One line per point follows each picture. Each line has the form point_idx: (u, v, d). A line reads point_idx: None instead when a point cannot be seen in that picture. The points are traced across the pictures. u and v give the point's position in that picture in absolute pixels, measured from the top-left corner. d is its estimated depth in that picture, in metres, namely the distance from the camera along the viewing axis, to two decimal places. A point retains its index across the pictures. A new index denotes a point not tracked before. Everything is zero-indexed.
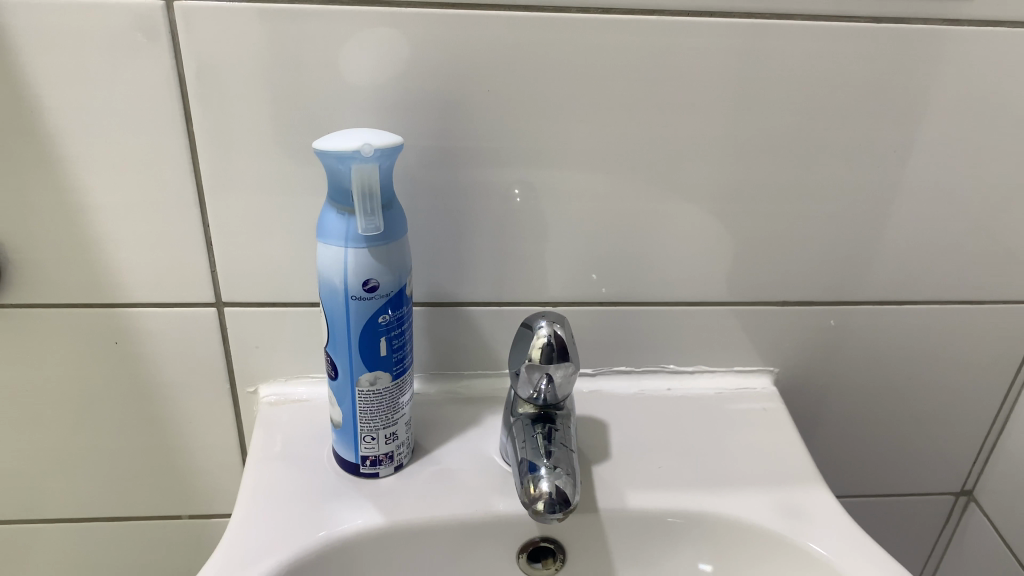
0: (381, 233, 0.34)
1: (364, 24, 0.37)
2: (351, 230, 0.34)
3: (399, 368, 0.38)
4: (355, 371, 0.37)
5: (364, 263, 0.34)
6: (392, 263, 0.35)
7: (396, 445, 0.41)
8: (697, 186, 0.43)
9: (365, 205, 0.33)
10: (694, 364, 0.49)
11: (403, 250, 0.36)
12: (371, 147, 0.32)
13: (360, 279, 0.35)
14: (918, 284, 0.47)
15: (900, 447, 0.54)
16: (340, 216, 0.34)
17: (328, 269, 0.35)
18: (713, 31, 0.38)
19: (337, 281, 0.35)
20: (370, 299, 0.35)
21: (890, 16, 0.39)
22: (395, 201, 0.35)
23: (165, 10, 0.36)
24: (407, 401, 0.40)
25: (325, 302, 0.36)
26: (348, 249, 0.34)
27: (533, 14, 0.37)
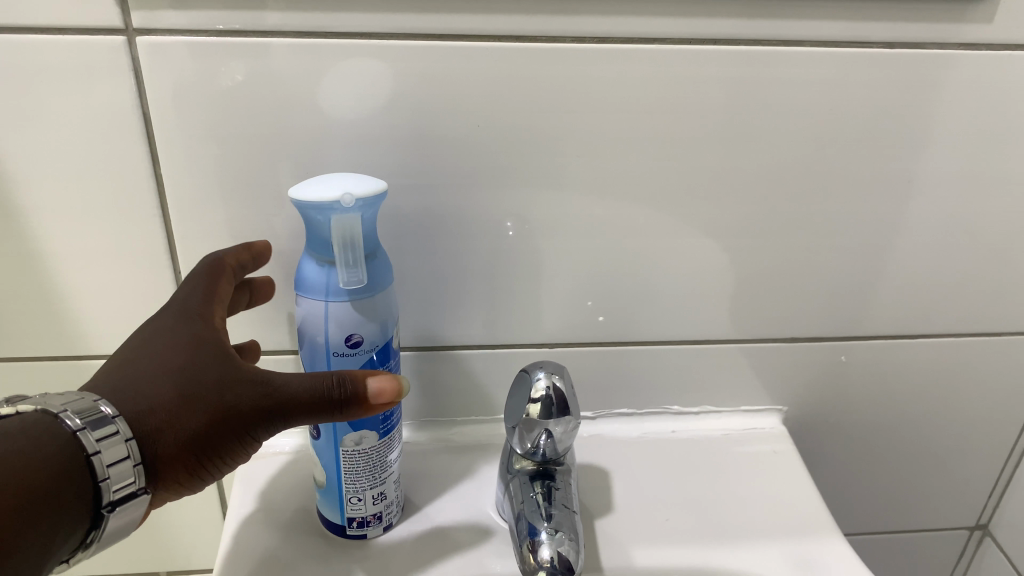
0: (366, 286, 0.31)
1: (344, 57, 0.34)
2: (332, 282, 0.31)
3: (386, 426, 0.36)
4: (339, 432, 0.35)
5: (347, 317, 0.32)
6: (377, 317, 0.32)
7: (386, 505, 0.38)
8: (702, 220, 0.41)
9: (347, 258, 0.30)
10: (699, 405, 0.47)
11: (389, 303, 0.33)
12: (350, 199, 0.29)
13: (342, 335, 0.32)
14: (932, 317, 0.45)
15: (913, 482, 0.52)
16: (321, 268, 0.31)
17: (308, 324, 0.32)
18: (717, 59, 0.36)
19: (319, 337, 0.32)
20: (354, 355, 0.33)
21: (904, 41, 0.37)
22: (380, 250, 0.32)
23: (128, 45, 0.33)
24: (395, 458, 0.37)
25: (306, 357, 0.33)
26: (330, 302, 0.31)
27: (526, 44, 0.35)
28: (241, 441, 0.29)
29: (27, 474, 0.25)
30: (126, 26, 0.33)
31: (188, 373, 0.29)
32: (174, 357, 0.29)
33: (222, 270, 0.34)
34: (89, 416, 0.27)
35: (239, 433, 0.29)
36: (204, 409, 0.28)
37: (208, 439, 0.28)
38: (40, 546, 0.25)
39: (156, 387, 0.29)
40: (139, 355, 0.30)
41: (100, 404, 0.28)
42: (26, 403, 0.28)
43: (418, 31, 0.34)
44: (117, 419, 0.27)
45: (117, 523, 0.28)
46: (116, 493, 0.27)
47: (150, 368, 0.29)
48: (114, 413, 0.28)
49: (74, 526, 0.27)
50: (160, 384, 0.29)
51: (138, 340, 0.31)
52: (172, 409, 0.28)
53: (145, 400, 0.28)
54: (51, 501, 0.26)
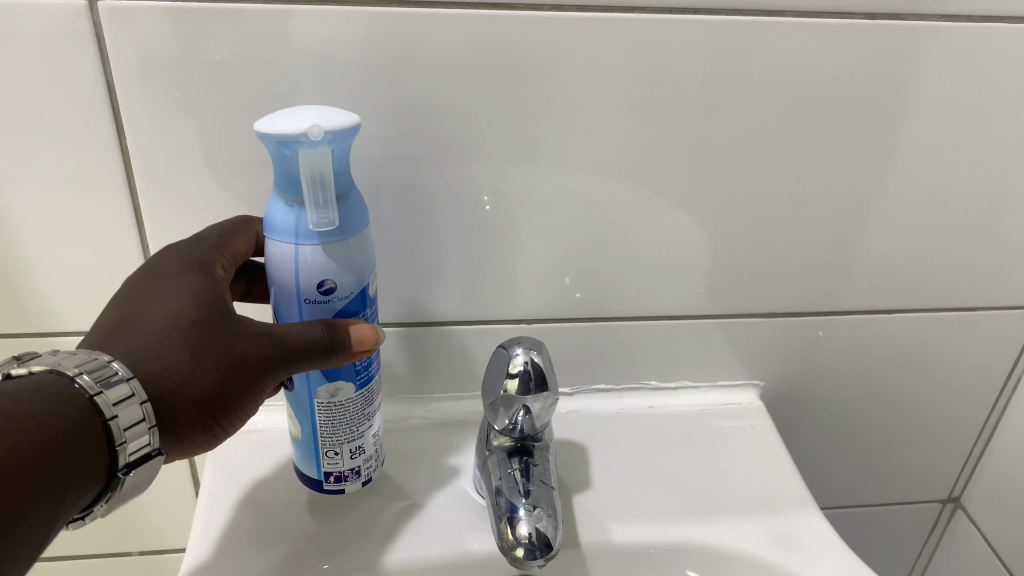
0: (338, 228, 0.29)
1: (315, 24, 0.33)
2: (302, 224, 0.29)
3: (363, 378, 0.35)
4: (315, 379, 0.33)
5: (318, 262, 0.30)
6: (351, 264, 0.31)
7: (364, 458, 0.37)
8: (681, 194, 0.40)
9: (315, 200, 0.28)
10: (677, 380, 0.47)
11: (365, 249, 0.31)
12: (316, 134, 0.27)
13: (313, 280, 0.30)
14: (909, 292, 0.45)
15: (887, 456, 0.52)
16: (289, 207, 0.29)
17: (278, 268, 0.30)
18: (698, 29, 0.36)
19: (289, 282, 0.30)
20: (327, 303, 0.31)
21: (885, 13, 0.36)
22: (355, 189, 0.30)
23: (90, 10, 0.32)
24: (374, 413, 0.36)
25: (277, 302, 0.32)
26: (300, 246, 0.29)
27: (503, 12, 0.34)
28: (246, 393, 0.30)
29: (41, 436, 0.25)
30: None
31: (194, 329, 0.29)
32: (175, 310, 0.29)
33: (230, 231, 0.34)
34: (101, 378, 0.27)
35: (245, 386, 0.30)
36: (213, 365, 0.29)
37: (217, 396, 0.29)
38: (52, 503, 0.25)
39: (163, 344, 0.29)
40: (135, 312, 0.29)
41: (113, 364, 0.27)
42: (38, 361, 0.27)
43: None
44: (130, 382, 0.27)
45: (132, 483, 0.28)
46: (130, 456, 0.27)
47: (151, 323, 0.29)
48: (126, 374, 0.27)
49: (89, 486, 0.27)
50: (168, 337, 0.29)
51: (130, 293, 0.30)
52: (183, 368, 0.28)
53: (157, 359, 0.28)
54: (66, 460, 0.26)
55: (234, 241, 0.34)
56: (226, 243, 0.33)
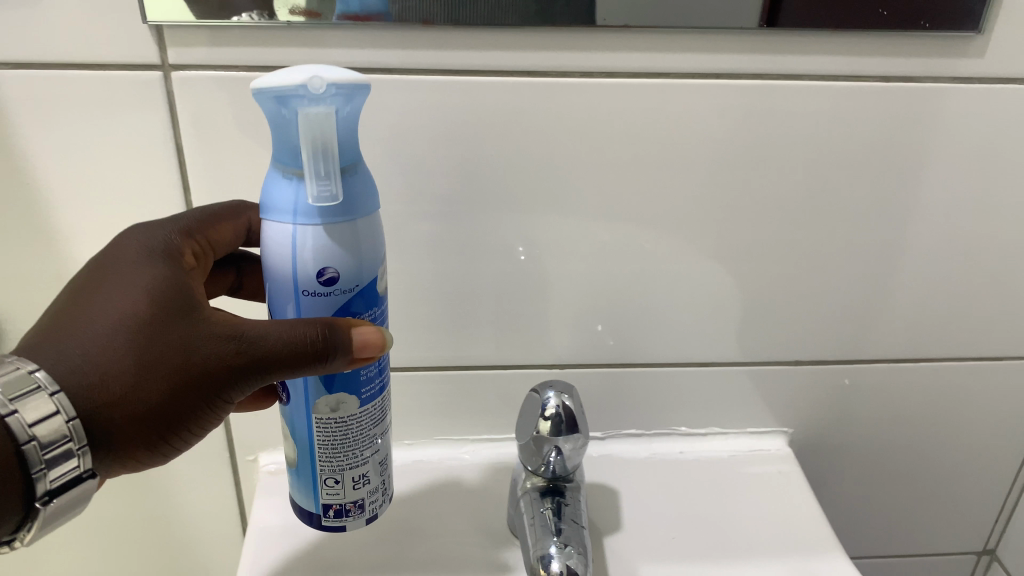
0: (341, 204, 0.27)
1: (365, 91, 0.36)
2: (301, 200, 0.26)
3: (368, 393, 0.32)
4: (310, 397, 0.31)
5: (317, 246, 0.27)
6: (355, 250, 0.28)
7: (368, 491, 0.34)
8: (707, 246, 0.42)
9: (315, 168, 0.26)
10: (706, 426, 0.48)
11: (372, 233, 0.28)
12: (314, 87, 0.25)
13: (313, 266, 0.27)
14: (935, 341, 0.46)
15: (918, 506, 0.52)
16: (288, 182, 0.27)
17: (274, 255, 0.28)
18: (720, 91, 0.38)
19: (286, 269, 0.28)
20: (328, 296, 0.28)
21: (899, 75, 0.38)
22: (364, 165, 0.28)
23: (164, 79, 0.35)
24: (380, 437, 0.34)
25: (274, 295, 0.29)
26: (297, 226, 0.27)
27: (537, 78, 0.37)
28: (207, 400, 0.29)
29: None
30: (163, 63, 0.35)
31: (148, 327, 0.28)
32: (127, 305, 0.28)
33: (213, 217, 0.34)
34: (19, 396, 0.26)
35: (207, 392, 0.28)
36: (167, 371, 0.28)
37: (173, 402, 0.28)
38: None
39: (110, 346, 0.27)
40: (86, 306, 0.28)
41: (35, 374, 0.26)
42: None
43: (436, 66, 0.36)
44: (55, 399, 0.26)
45: (57, 505, 0.28)
46: (52, 484, 0.27)
47: (99, 321, 0.28)
48: (52, 389, 0.26)
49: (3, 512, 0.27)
50: (116, 340, 0.27)
51: (86, 284, 0.29)
52: (131, 375, 0.27)
53: (102, 363, 0.27)
54: None
55: (216, 228, 0.34)
56: (204, 228, 0.34)
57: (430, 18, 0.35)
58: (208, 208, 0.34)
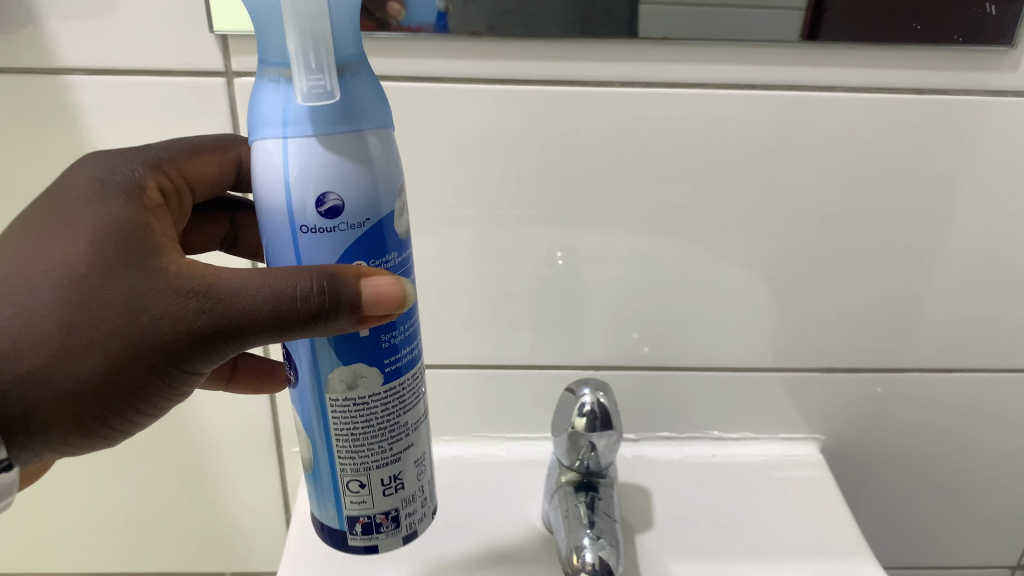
0: (337, 106, 0.23)
1: (413, 98, 0.38)
2: (291, 105, 0.23)
3: (392, 369, 0.28)
4: (320, 376, 0.27)
5: (312, 160, 0.24)
6: (360, 175, 0.24)
7: (401, 499, 0.31)
8: (741, 253, 0.43)
9: (306, 60, 0.23)
10: (738, 431, 0.49)
11: (384, 155, 0.25)
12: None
13: (309, 190, 0.24)
14: (969, 352, 0.46)
15: (952, 518, 0.52)
16: (275, 86, 0.23)
17: (265, 181, 0.24)
18: (756, 102, 0.39)
19: (279, 199, 0.24)
20: (331, 233, 0.25)
21: (932, 88, 0.39)
22: (366, 65, 0.25)
23: (226, 86, 0.38)
24: (410, 427, 0.30)
25: (270, 238, 0.26)
26: (289, 137, 0.23)
27: (577, 88, 0.38)
28: (165, 363, 0.26)
29: None
30: (226, 70, 0.37)
31: (94, 279, 0.26)
32: (74, 256, 0.27)
33: (193, 150, 0.33)
34: None
35: (167, 355, 0.26)
36: (114, 328, 0.26)
37: (125, 362, 0.26)
38: None
39: (52, 302, 0.26)
40: (36, 253, 0.27)
41: None
42: None
43: (481, 75, 0.38)
44: None
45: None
46: None
47: (46, 272, 0.27)
48: None
49: None
50: (58, 293, 0.26)
51: (38, 227, 0.28)
52: (74, 332, 0.26)
53: (44, 319, 0.26)
54: None
55: (197, 160, 0.33)
56: (180, 160, 0.32)
57: (475, 29, 0.36)
58: (189, 140, 0.33)
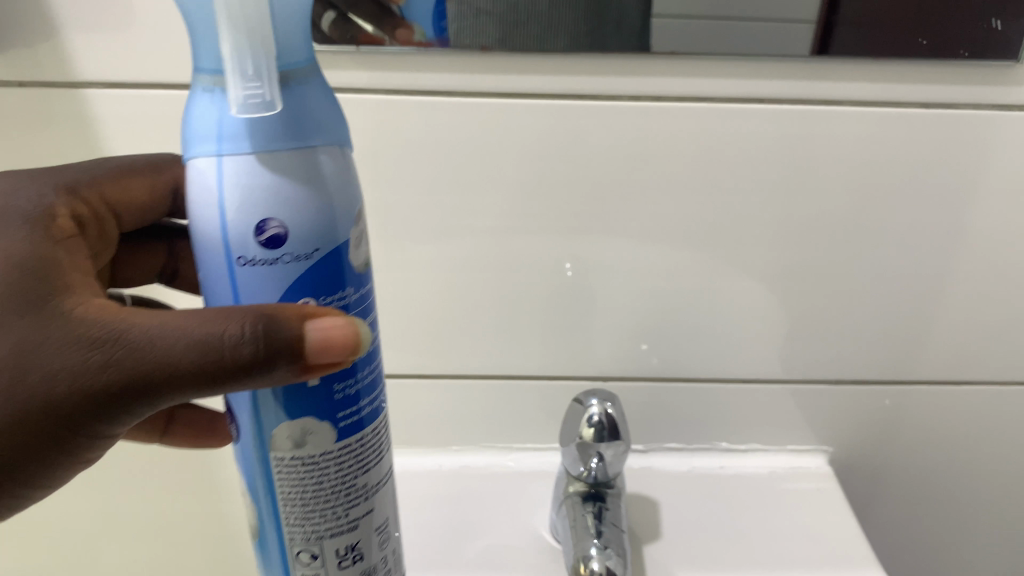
0: (276, 118, 0.22)
1: (424, 112, 0.39)
2: (225, 118, 0.21)
3: (347, 424, 0.26)
4: (263, 432, 0.25)
5: (248, 179, 0.22)
6: (305, 198, 0.22)
7: (360, 571, 0.27)
8: (749, 265, 0.43)
9: (240, 64, 0.21)
10: (746, 442, 0.49)
11: (336, 176, 0.23)
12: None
13: (246, 214, 0.22)
14: (978, 365, 0.46)
15: (963, 532, 0.52)
16: (209, 96, 0.22)
17: (199, 205, 0.23)
18: (764, 116, 0.39)
19: (213, 223, 0.22)
20: (273, 264, 0.23)
21: (939, 102, 0.39)
22: (315, 73, 0.23)
23: None
24: (371, 490, 0.27)
25: (208, 270, 0.24)
26: (224, 154, 0.22)
27: (586, 102, 0.39)
28: (79, 420, 0.24)
29: None
30: None
31: None
32: None
33: (120, 174, 0.33)
34: None
35: (83, 411, 0.24)
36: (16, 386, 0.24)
37: (34, 422, 0.24)
38: None
39: None
40: None
41: None
42: None
43: (492, 89, 0.38)
44: None
45: None
46: None
47: None
48: None
49: None
50: None
51: None
52: None
53: None
54: None
55: (125, 182, 0.33)
56: (102, 184, 0.32)
57: (486, 44, 0.37)
58: (122, 162, 0.33)
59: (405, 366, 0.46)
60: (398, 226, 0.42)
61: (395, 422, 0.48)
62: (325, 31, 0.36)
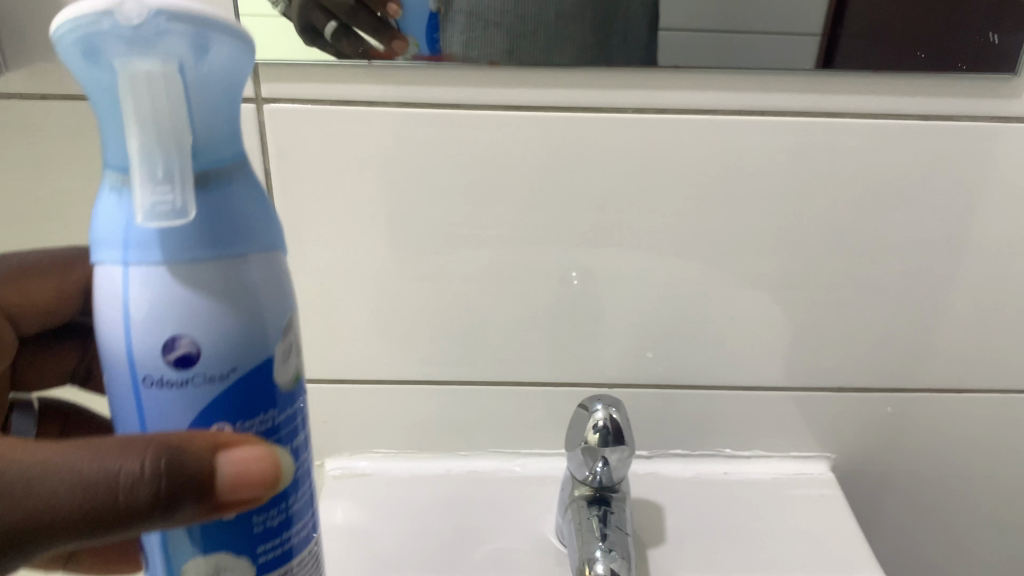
0: (187, 227, 0.21)
1: (435, 123, 0.40)
2: (132, 230, 0.21)
3: (269, 558, 0.25)
4: (181, 565, 0.24)
5: (154, 290, 0.21)
6: (216, 312, 0.22)
7: None
8: (752, 273, 0.44)
9: (150, 163, 0.21)
10: (750, 449, 0.50)
11: (256, 284, 0.23)
12: (131, 23, 0.20)
13: (154, 327, 0.22)
14: (980, 373, 0.47)
15: (966, 539, 0.53)
16: (117, 196, 0.22)
17: (105, 320, 0.22)
18: (766, 128, 0.40)
19: (119, 338, 0.22)
20: (183, 387, 0.22)
21: (938, 114, 0.40)
22: (242, 172, 0.23)
23: (256, 112, 0.39)
24: None
25: (114, 387, 0.23)
26: (130, 263, 0.22)
27: (592, 114, 0.40)
28: None
29: None
30: (256, 96, 0.39)
31: None
32: None
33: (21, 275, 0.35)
34: None
35: None
36: None
37: None
38: None
39: None
40: None
41: None
42: None
43: (500, 102, 0.40)
44: None
45: None
46: None
47: None
48: None
49: None
50: None
51: None
52: None
53: None
54: None
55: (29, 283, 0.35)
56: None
57: (494, 59, 0.38)
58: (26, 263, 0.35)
59: (414, 373, 0.47)
60: (408, 236, 0.43)
61: (404, 428, 0.49)
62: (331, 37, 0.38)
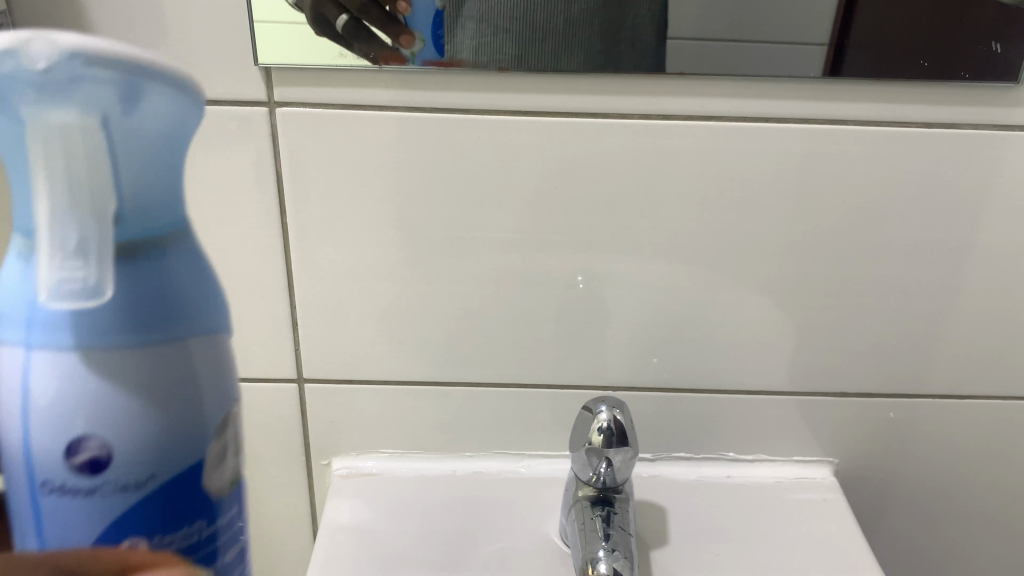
0: (97, 305, 0.22)
1: (444, 128, 0.40)
2: (36, 311, 0.22)
3: None
4: None
5: (58, 381, 0.22)
6: (133, 415, 0.23)
7: None
8: (756, 278, 0.45)
9: (63, 236, 0.21)
10: (754, 453, 0.50)
11: (172, 377, 0.23)
12: (35, 65, 0.20)
13: (55, 426, 0.22)
14: (984, 380, 0.47)
15: (969, 544, 0.53)
16: (23, 262, 0.23)
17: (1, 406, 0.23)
18: (770, 134, 0.41)
19: (14, 427, 0.23)
20: (89, 493, 0.23)
21: (942, 122, 0.41)
22: (174, 242, 0.24)
23: (269, 115, 0.40)
24: None
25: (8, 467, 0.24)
26: (33, 348, 0.22)
27: (598, 119, 0.40)
28: None
29: None
30: (269, 100, 0.40)
31: None
32: None
33: None
34: None
35: None
36: None
37: None
38: None
39: None
40: None
41: None
42: None
43: (509, 107, 0.40)
44: None
45: None
46: None
47: None
48: None
49: None
50: None
51: None
52: None
53: None
54: None
55: None
56: None
57: (503, 64, 0.39)
58: None
59: (420, 374, 0.47)
60: (416, 238, 0.43)
61: (410, 428, 0.49)
62: (339, 32, 0.38)
